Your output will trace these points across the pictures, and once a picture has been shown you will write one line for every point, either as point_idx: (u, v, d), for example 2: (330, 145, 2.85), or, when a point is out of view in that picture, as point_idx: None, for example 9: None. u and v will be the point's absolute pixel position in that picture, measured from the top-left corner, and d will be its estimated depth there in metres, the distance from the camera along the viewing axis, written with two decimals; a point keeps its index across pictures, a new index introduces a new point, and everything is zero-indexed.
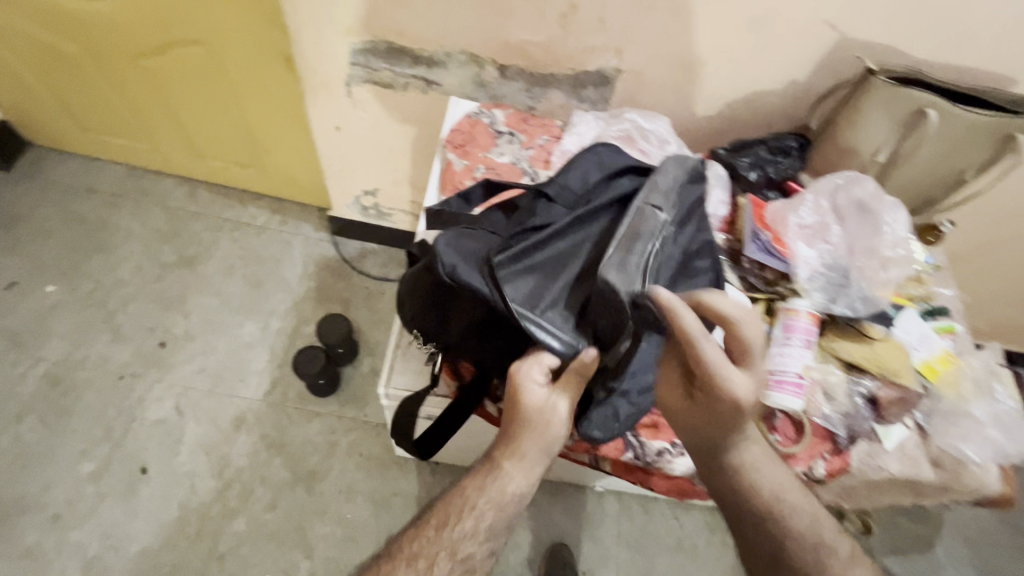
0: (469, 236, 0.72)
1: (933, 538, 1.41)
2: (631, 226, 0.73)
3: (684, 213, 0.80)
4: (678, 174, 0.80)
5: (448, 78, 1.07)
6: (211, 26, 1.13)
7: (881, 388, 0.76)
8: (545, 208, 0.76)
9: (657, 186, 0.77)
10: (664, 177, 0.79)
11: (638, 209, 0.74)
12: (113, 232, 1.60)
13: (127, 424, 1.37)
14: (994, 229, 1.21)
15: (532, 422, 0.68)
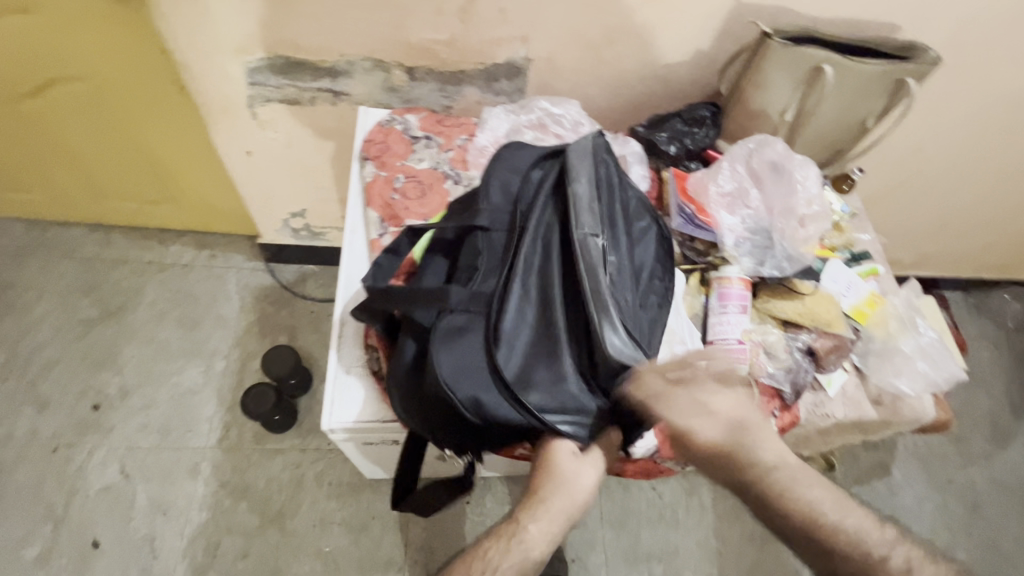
0: (449, 347, 0.65)
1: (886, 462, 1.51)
2: (589, 252, 0.68)
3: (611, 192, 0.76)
4: (589, 156, 0.75)
5: (356, 86, 1.03)
6: (88, 59, 1.03)
7: (817, 339, 0.79)
8: (492, 249, 0.71)
9: (585, 187, 0.72)
10: (582, 173, 0.73)
11: (584, 231, 0.69)
12: (21, 294, 1.46)
13: (68, 498, 1.26)
14: (898, 167, 1.29)
15: (564, 487, 0.68)
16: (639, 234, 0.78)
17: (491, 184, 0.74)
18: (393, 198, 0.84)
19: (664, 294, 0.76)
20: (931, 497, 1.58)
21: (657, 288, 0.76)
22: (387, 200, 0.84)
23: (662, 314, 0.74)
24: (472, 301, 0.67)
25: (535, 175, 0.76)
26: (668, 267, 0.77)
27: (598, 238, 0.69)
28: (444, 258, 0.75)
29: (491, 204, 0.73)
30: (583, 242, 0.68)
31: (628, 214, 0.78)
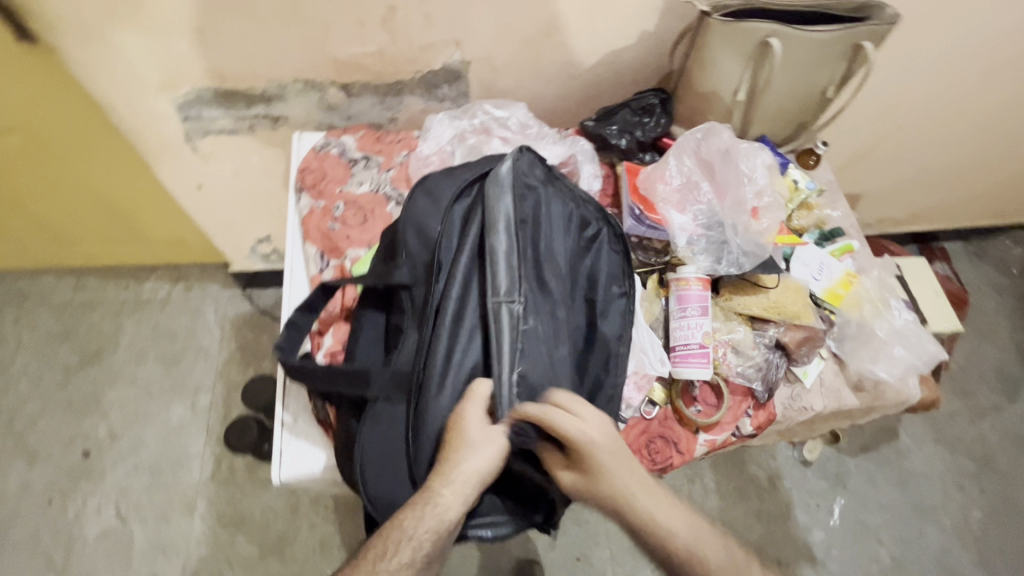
0: (372, 438, 0.64)
1: None
2: (506, 322, 0.64)
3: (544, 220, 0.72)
4: (510, 188, 0.70)
5: (292, 109, 0.99)
6: (16, 111, 1.00)
7: (786, 333, 0.75)
8: (413, 313, 0.67)
9: (504, 235, 0.67)
10: (499, 216, 0.68)
11: (503, 295, 0.65)
12: (1, 347, 1.45)
13: (68, 547, 1.27)
14: (874, 125, 1.23)
15: (471, 459, 0.59)
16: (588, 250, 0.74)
17: (405, 236, 0.70)
18: (331, 226, 0.81)
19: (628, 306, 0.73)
20: (942, 457, 1.55)
21: (618, 305, 0.73)
22: (326, 230, 0.80)
23: (625, 334, 0.71)
24: (393, 387, 0.65)
25: (457, 213, 0.71)
26: (627, 277, 0.73)
27: (517, 302, 0.65)
28: (378, 312, 0.72)
29: (407, 259, 0.69)
30: (501, 312, 0.64)
31: (571, 236, 0.73)
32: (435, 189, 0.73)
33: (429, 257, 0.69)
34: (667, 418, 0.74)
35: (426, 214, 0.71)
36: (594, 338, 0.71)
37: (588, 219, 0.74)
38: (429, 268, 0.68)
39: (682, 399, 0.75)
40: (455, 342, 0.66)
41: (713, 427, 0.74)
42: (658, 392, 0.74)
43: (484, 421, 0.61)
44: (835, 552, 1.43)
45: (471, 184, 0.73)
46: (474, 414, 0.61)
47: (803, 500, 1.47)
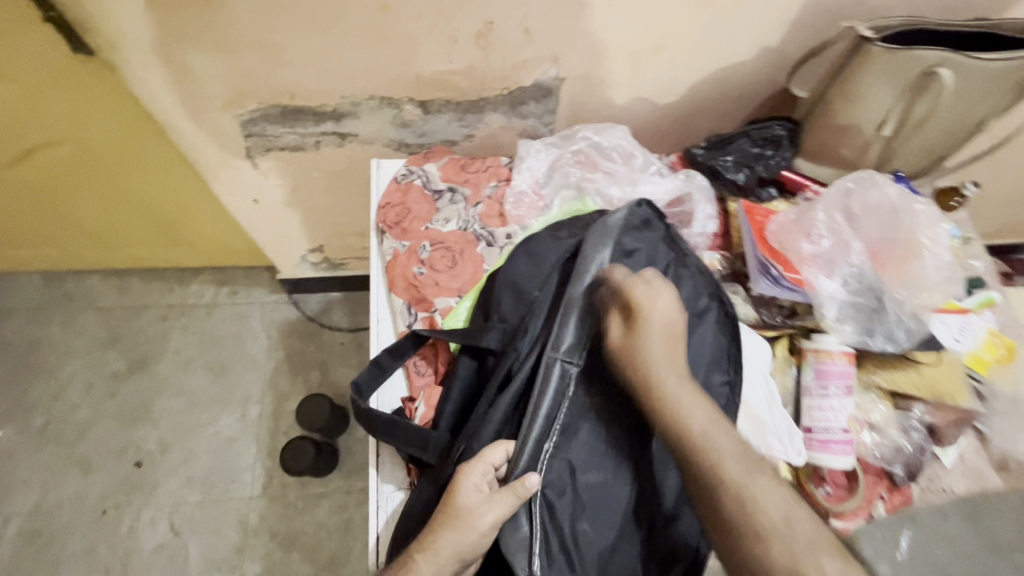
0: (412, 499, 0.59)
1: None
2: (555, 382, 0.57)
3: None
4: (612, 242, 0.63)
5: (364, 127, 0.89)
6: (68, 121, 0.92)
7: (935, 413, 0.66)
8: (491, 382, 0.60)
9: (587, 290, 0.60)
10: (589, 267, 0.61)
11: (566, 355, 0.58)
12: (49, 352, 1.42)
13: (125, 561, 1.26)
14: None
15: (450, 535, 0.52)
16: (696, 324, 0.64)
17: (501, 295, 0.63)
18: (418, 272, 0.72)
19: (730, 398, 0.63)
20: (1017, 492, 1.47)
21: (717, 396, 0.62)
22: (412, 277, 0.72)
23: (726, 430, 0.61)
24: (446, 456, 0.58)
25: (555, 276, 0.63)
26: (733, 363, 0.63)
27: (576, 365, 0.58)
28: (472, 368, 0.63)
29: (498, 322, 0.62)
30: (556, 370, 0.57)
31: (684, 308, 0.64)
32: (537, 249, 0.65)
33: (519, 322, 0.62)
34: (794, 501, 0.65)
35: (524, 275, 0.63)
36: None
37: (701, 292, 0.66)
38: (514, 334, 0.61)
39: (810, 479, 0.65)
40: (509, 410, 0.58)
41: (843, 516, 0.63)
42: (784, 473, 0.63)
43: (481, 489, 0.54)
44: None
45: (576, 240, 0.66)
46: (472, 480, 0.54)
47: None
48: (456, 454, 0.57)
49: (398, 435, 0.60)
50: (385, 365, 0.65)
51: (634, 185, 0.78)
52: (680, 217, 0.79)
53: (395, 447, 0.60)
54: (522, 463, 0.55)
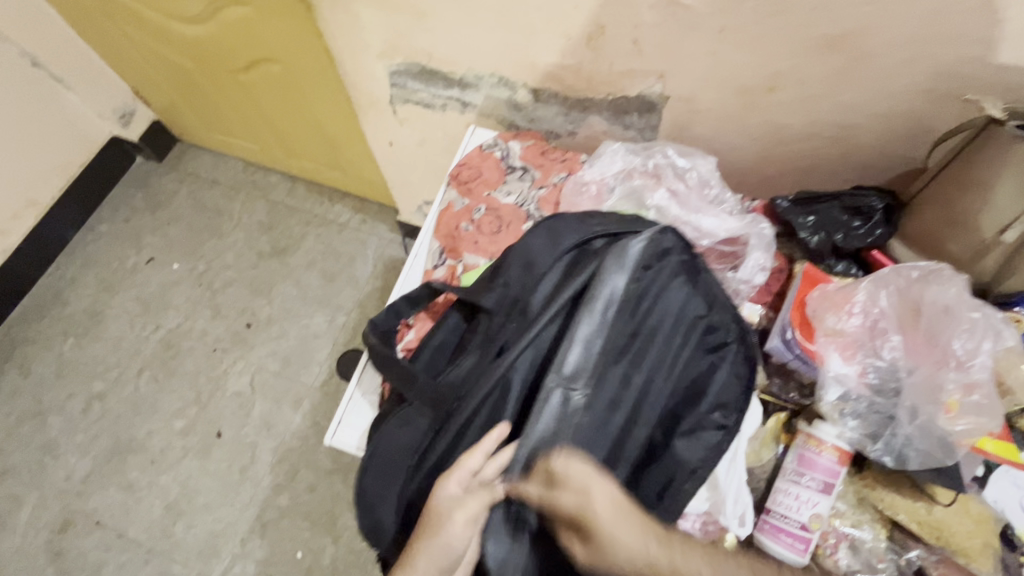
0: (388, 438, 0.62)
1: None
2: (552, 407, 0.56)
3: (648, 315, 0.61)
4: (628, 271, 0.59)
5: (482, 99, 1.00)
6: (282, 44, 1.18)
7: (937, 568, 0.55)
8: (487, 344, 0.63)
9: (590, 323, 0.57)
10: (602, 290, 0.58)
11: (565, 378, 0.56)
12: (226, 220, 1.80)
13: (212, 392, 1.57)
14: None
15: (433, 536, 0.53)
16: (701, 357, 0.62)
17: (510, 264, 0.65)
18: (463, 227, 0.80)
19: (721, 443, 0.59)
20: None
21: (711, 433, 0.59)
22: (455, 230, 0.80)
23: (705, 468, 0.58)
24: (427, 401, 0.62)
25: (564, 262, 0.65)
26: (738, 410, 0.60)
27: (576, 392, 0.56)
28: (460, 316, 0.69)
29: (500, 287, 0.64)
30: (555, 396, 0.55)
31: (686, 343, 0.61)
32: (559, 228, 0.66)
33: (519, 295, 0.64)
34: None
35: (538, 251, 0.65)
36: (660, 449, 0.60)
37: (714, 325, 0.62)
38: (514, 305, 0.64)
39: None
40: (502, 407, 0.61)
41: None
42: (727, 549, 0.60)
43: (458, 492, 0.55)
44: None
45: (599, 237, 0.66)
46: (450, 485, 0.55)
47: None
48: (446, 409, 0.61)
49: (391, 368, 0.64)
50: (399, 308, 0.71)
51: (696, 212, 0.75)
52: (732, 258, 0.74)
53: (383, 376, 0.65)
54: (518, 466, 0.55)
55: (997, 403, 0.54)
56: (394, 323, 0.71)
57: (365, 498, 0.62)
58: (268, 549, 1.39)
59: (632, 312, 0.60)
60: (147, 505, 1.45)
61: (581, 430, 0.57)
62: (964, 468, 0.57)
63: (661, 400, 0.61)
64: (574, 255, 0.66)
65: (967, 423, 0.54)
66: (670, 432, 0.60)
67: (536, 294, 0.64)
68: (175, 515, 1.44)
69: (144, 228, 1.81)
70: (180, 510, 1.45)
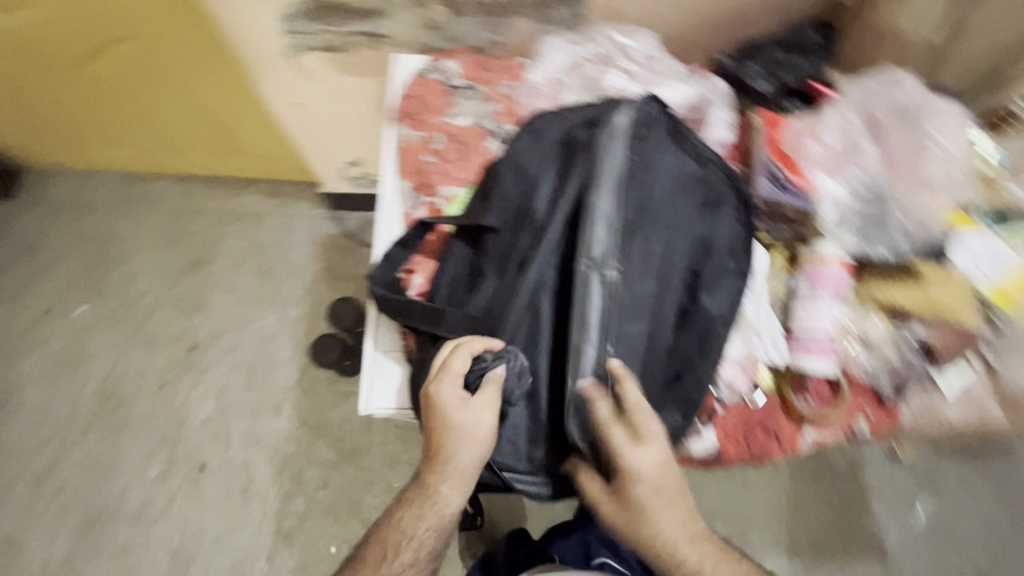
0: (440, 378, 0.62)
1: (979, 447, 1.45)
2: (596, 289, 0.57)
3: (650, 183, 0.62)
4: (622, 147, 0.60)
5: (395, 28, 0.92)
6: (136, 15, 1.00)
7: (936, 334, 0.65)
8: (503, 261, 0.64)
9: (608, 198, 0.59)
10: (603, 170, 0.59)
11: (596, 260, 0.57)
12: (122, 244, 1.58)
13: (179, 427, 1.44)
14: None
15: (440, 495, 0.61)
16: (705, 214, 0.64)
17: (501, 175, 0.66)
18: (428, 160, 0.76)
19: (741, 285, 0.63)
20: None
21: (731, 280, 0.63)
22: (420, 165, 0.76)
23: (729, 312, 0.62)
24: (464, 329, 0.63)
25: (554, 159, 0.65)
26: (746, 253, 0.64)
27: (610, 270, 0.58)
28: (465, 245, 0.68)
29: (498, 201, 0.65)
30: (592, 279, 0.57)
31: (692, 203, 0.64)
32: (542, 128, 0.67)
33: (520, 203, 0.65)
34: (772, 407, 0.67)
35: (526, 153, 0.66)
36: (692, 308, 0.63)
37: (709, 180, 0.64)
38: (517, 215, 0.64)
39: (792, 389, 0.67)
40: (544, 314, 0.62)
41: (822, 423, 0.66)
42: (765, 377, 0.66)
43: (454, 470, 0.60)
44: (912, 557, 1.39)
45: (581, 126, 0.66)
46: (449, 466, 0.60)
47: (886, 496, 1.43)
48: (484, 330, 0.62)
49: (418, 310, 0.64)
50: (394, 257, 0.69)
51: (654, 86, 0.76)
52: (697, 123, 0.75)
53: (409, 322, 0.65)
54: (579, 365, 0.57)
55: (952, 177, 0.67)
56: (394, 272, 0.69)
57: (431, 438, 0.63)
58: (299, 555, 1.35)
59: (635, 184, 0.62)
60: (151, 561, 1.34)
61: (622, 303, 0.59)
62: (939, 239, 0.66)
63: (682, 262, 0.63)
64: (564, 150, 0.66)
65: (934, 198, 0.65)
66: (695, 289, 0.63)
67: (538, 196, 0.64)
68: (186, 560, 1.34)
69: (23, 278, 1.55)
70: (189, 553, 1.35)
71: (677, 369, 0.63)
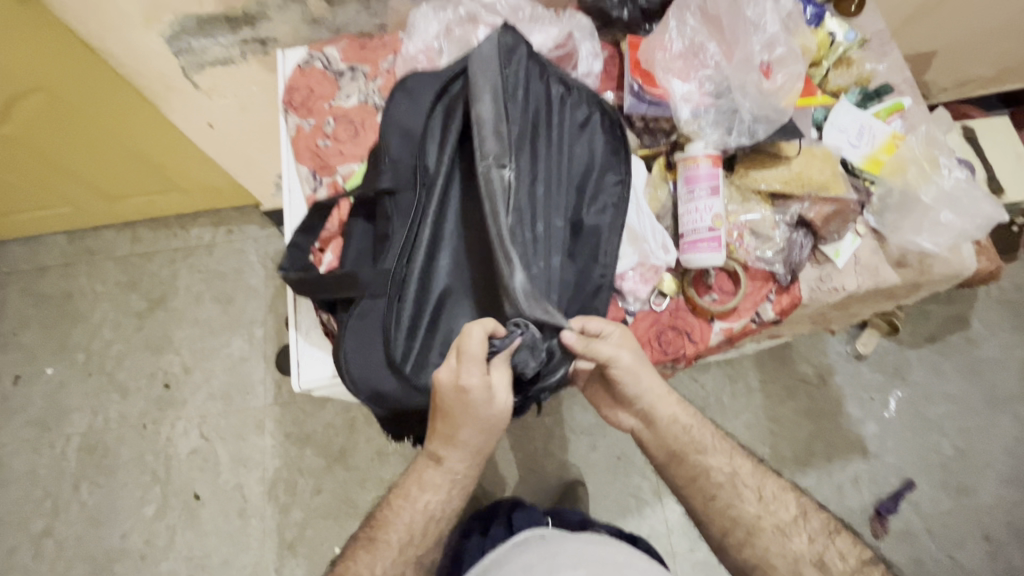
0: (355, 329, 0.64)
1: (935, 333, 1.53)
2: (497, 188, 0.60)
3: (523, 104, 0.65)
4: (497, 66, 0.63)
5: (279, 29, 0.95)
6: (30, 65, 1.02)
7: (812, 209, 0.69)
8: (401, 216, 0.65)
9: (490, 105, 0.61)
10: (483, 86, 0.62)
11: (492, 161, 0.60)
12: (80, 299, 1.59)
13: (167, 463, 1.46)
14: None
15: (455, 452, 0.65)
16: (578, 135, 0.69)
17: (388, 139, 0.68)
18: (322, 144, 0.79)
19: (622, 195, 0.68)
20: (1018, 344, 1.52)
21: (610, 194, 0.68)
22: (315, 149, 0.79)
23: (615, 220, 0.68)
24: (377, 288, 0.64)
25: (436, 109, 0.68)
26: (622, 162, 0.69)
27: (506, 170, 0.61)
28: (363, 218, 0.71)
29: (390, 163, 0.66)
30: (491, 178, 0.60)
31: (563, 125, 0.69)
32: (416, 88, 0.70)
33: (413, 161, 0.66)
34: (678, 308, 0.71)
35: (407, 116, 0.68)
36: (580, 225, 0.68)
37: (575, 103, 0.69)
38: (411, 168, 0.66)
39: (694, 288, 0.71)
40: (436, 247, 0.67)
41: (730, 313, 0.70)
42: (667, 283, 0.70)
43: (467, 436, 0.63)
44: (890, 444, 1.46)
45: (454, 80, 0.69)
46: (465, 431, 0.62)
47: (857, 394, 1.49)
48: (399, 280, 0.64)
49: (329, 282, 0.64)
50: (302, 242, 0.69)
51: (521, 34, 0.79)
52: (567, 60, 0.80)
53: (321, 296, 0.65)
54: (502, 258, 0.59)
55: (795, 49, 0.67)
56: (304, 257, 0.69)
57: (368, 388, 0.65)
58: (306, 562, 1.38)
59: (511, 104, 0.64)
60: None
61: (519, 204, 0.63)
62: (799, 123, 0.71)
63: (565, 177, 0.68)
64: (441, 103, 0.68)
65: (778, 77, 0.66)
66: (582, 206, 0.68)
67: (427, 150, 0.67)
68: None
69: None
70: None
71: (578, 279, 0.67)
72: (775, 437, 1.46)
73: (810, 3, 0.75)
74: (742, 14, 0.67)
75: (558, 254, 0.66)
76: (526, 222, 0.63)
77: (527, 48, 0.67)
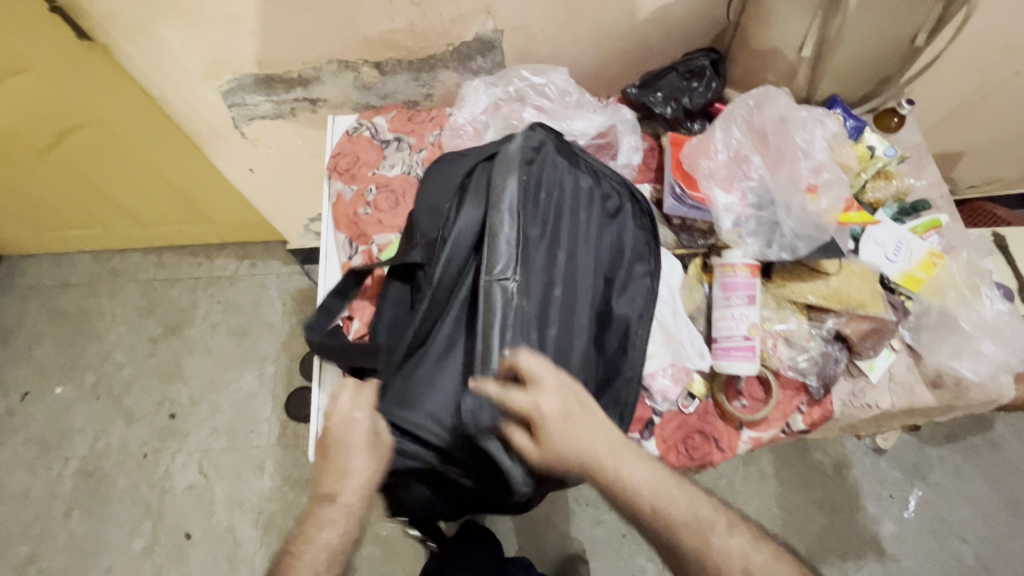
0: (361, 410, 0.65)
1: (957, 431, 1.48)
2: (499, 300, 0.59)
3: (544, 198, 0.67)
4: (518, 168, 0.65)
5: (329, 91, 0.98)
6: (90, 102, 1.06)
7: (849, 324, 0.69)
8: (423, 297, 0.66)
9: (507, 216, 0.62)
10: (502, 192, 0.63)
11: (497, 274, 0.60)
12: (98, 319, 1.61)
13: (162, 496, 1.43)
14: (955, 85, 1.11)
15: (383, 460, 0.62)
16: (608, 224, 0.70)
17: (418, 218, 0.68)
18: (362, 212, 0.81)
19: (651, 286, 0.69)
20: None
21: (639, 285, 0.69)
22: (355, 216, 0.81)
23: (645, 310, 0.68)
24: (397, 360, 0.64)
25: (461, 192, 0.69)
26: (652, 255, 0.70)
27: (510, 280, 0.60)
28: (400, 283, 0.69)
29: (420, 239, 0.67)
30: (491, 291, 0.59)
31: (591, 214, 0.69)
32: (446, 172, 0.71)
33: (437, 237, 0.67)
34: (707, 412, 0.70)
35: (436, 194, 0.69)
36: (609, 313, 0.68)
37: (607, 193, 0.71)
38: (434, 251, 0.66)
39: (724, 392, 0.70)
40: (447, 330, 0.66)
41: (760, 421, 0.68)
42: (697, 385, 0.69)
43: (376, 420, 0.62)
44: (907, 546, 1.40)
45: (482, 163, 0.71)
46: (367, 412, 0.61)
47: (874, 489, 1.44)
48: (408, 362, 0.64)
49: (352, 351, 0.64)
50: (330, 307, 0.69)
51: (565, 120, 0.82)
52: (608, 148, 0.83)
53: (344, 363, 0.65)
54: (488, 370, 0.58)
55: (841, 173, 0.70)
56: (332, 323, 0.69)
57: None
58: None
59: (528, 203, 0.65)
60: None
61: (523, 312, 0.61)
62: (839, 237, 0.71)
63: (588, 268, 0.67)
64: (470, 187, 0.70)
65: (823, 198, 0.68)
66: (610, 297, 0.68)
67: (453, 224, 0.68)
68: None
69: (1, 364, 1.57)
70: None
71: (609, 373, 0.67)
72: (786, 527, 1.40)
73: (852, 116, 0.78)
74: (790, 132, 0.71)
75: (580, 343, 0.65)
76: (532, 327, 0.61)
77: (550, 145, 0.70)
